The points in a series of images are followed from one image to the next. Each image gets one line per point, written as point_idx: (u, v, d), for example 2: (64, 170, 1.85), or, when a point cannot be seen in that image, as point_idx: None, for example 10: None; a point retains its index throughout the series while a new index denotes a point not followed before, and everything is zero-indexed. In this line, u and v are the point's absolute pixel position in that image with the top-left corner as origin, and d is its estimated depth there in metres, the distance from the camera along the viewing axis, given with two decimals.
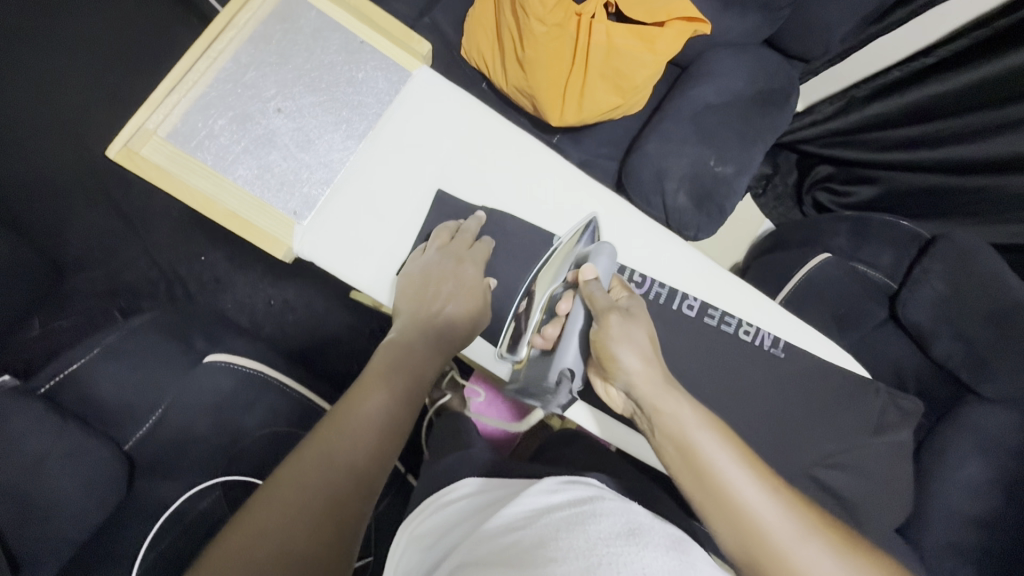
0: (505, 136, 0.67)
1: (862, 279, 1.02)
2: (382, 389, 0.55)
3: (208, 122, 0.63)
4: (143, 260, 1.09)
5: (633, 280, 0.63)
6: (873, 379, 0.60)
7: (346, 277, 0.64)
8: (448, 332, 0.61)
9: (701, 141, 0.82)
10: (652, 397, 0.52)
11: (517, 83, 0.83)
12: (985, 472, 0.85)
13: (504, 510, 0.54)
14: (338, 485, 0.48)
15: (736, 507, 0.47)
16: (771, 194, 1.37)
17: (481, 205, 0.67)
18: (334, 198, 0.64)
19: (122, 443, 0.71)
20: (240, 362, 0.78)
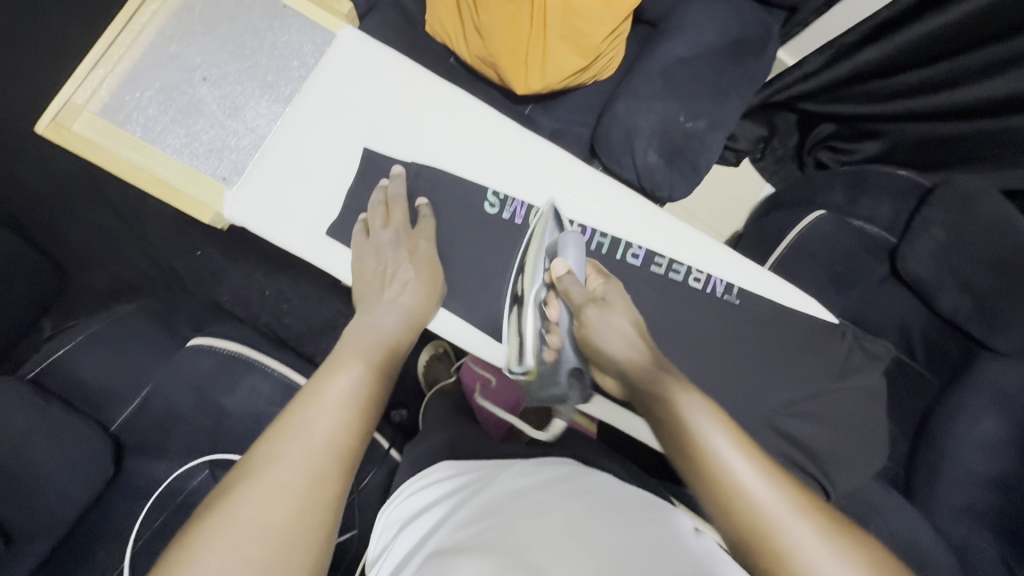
0: (438, 94, 0.67)
1: (860, 235, 0.97)
2: (355, 360, 0.56)
3: (136, 94, 0.67)
4: (140, 258, 1.12)
5: (573, 231, 0.64)
6: (839, 322, 0.65)
7: (274, 240, 0.64)
8: (408, 307, 0.60)
9: (669, 96, 0.79)
10: (650, 379, 0.53)
11: (478, 53, 0.82)
12: (1000, 430, 0.79)
13: (479, 499, 0.51)
14: (317, 459, 0.49)
15: (731, 489, 0.44)
16: (770, 158, 1.32)
17: (412, 162, 0.66)
18: (262, 163, 0.64)
19: (108, 425, 0.75)
20: (222, 345, 0.80)
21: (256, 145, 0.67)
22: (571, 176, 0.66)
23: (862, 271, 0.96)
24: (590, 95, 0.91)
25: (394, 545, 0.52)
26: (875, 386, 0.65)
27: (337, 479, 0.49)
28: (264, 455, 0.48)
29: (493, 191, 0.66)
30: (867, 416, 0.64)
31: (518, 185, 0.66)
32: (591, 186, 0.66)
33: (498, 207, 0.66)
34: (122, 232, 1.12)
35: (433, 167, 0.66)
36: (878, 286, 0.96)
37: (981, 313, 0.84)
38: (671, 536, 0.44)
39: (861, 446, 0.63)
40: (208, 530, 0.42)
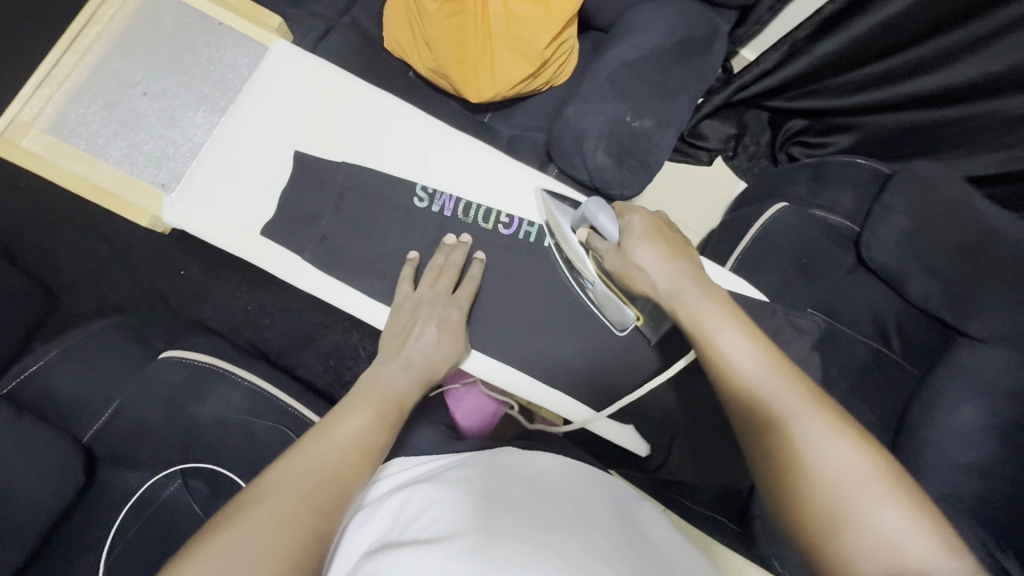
0: (373, 101, 0.70)
1: (822, 224, 0.96)
2: (368, 408, 0.57)
3: (80, 111, 0.72)
4: (126, 279, 1.15)
5: (501, 222, 0.69)
6: (768, 300, 0.67)
7: (213, 241, 0.66)
8: (425, 364, 0.62)
9: (615, 97, 0.81)
10: (671, 294, 0.54)
11: (431, 65, 0.86)
12: (981, 415, 0.75)
13: (421, 486, 0.51)
14: (315, 492, 0.48)
15: (768, 424, 0.46)
16: (743, 156, 1.30)
17: (342, 161, 0.69)
18: (199, 169, 0.67)
19: (81, 436, 0.78)
20: (193, 356, 0.83)
21: (192, 153, 0.70)
22: (500, 170, 0.70)
23: (831, 262, 0.95)
24: (546, 100, 0.93)
25: (353, 538, 0.52)
26: (804, 359, 0.66)
27: (336, 511, 0.48)
28: (260, 492, 0.47)
29: (421, 186, 0.69)
30: None
31: (447, 181, 0.70)
32: (521, 180, 0.70)
33: (427, 200, 0.69)
34: (109, 255, 1.15)
35: (365, 168, 0.69)
36: (846, 275, 0.96)
37: (949, 297, 0.84)
38: (611, 518, 0.47)
39: None
40: (204, 562, 0.41)
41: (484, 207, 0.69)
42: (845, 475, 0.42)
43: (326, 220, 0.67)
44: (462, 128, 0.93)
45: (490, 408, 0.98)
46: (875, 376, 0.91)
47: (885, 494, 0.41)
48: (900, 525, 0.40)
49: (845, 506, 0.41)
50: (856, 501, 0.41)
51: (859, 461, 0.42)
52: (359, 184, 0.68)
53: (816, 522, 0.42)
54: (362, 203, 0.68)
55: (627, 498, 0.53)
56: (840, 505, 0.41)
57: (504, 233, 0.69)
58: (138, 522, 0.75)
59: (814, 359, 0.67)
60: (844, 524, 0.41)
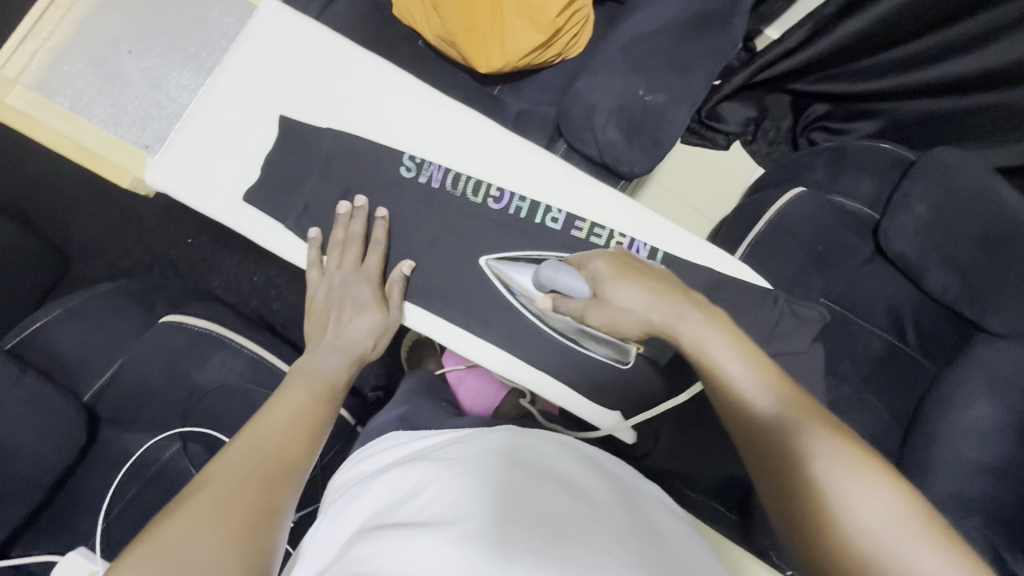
0: (369, 64, 0.68)
1: (842, 211, 0.93)
2: (299, 391, 0.59)
3: (65, 68, 0.72)
4: (137, 246, 1.16)
5: (491, 196, 0.67)
6: (770, 288, 0.65)
7: (196, 206, 0.65)
8: (354, 346, 0.63)
9: (627, 70, 0.78)
10: (667, 323, 0.53)
11: (439, 32, 0.83)
12: (997, 414, 0.72)
13: (416, 462, 0.49)
14: (256, 476, 0.48)
15: (784, 457, 0.44)
16: (763, 141, 1.25)
17: (328, 127, 0.67)
18: (183, 131, 0.65)
19: (82, 396, 0.79)
20: (193, 322, 0.84)
21: (177, 113, 0.69)
22: (490, 141, 0.67)
23: (848, 251, 0.91)
24: (558, 73, 0.90)
25: (339, 515, 0.49)
26: (806, 346, 0.64)
27: (285, 487, 0.49)
28: (212, 478, 0.47)
29: (408, 156, 0.67)
30: (809, 381, 0.64)
31: (437, 153, 0.68)
32: (519, 150, 0.67)
33: (414, 171, 0.67)
34: (120, 222, 1.16)
35: (357, 136, 0.67)
36: (863, 266, 0.92)
37: (969, 293, 0.80)
38: (603, 503, 0.43)
39: None
40: (141, 556, 0.40)
41: (473, 179, 0.67)
42: (865, 501, 0.40)
43: (311, 186, 0.67)
44: (470, 101, 0.91)
45: (492, 391, 0.97)
46: (889, 372, 0.88)
47: (916, 535, 0.39)
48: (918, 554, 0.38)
49: (862, 532, 0.40)
50: (884, 539, 0.39)
51: (877, 488, 0.40)
52: (358, 152, 0.67)
53: (832, 545, 0.40)
54: (354, 169, 0.67)
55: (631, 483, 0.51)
56: (868, 548, 0.39)
57: (495, 208, 0.67)
58: (137, 484, 0.77)
59: (819, 346, 0.65)
60: (863, 552, 0.39)
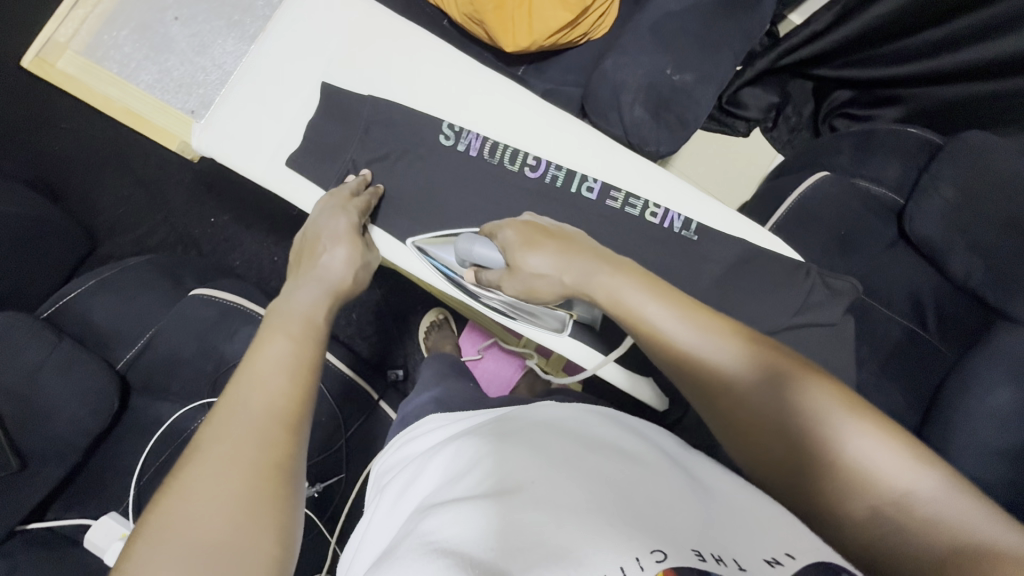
0: (402, 34, 0.69)
1: (865, 195, 0.92)
2: (278, 335, 0.50)
3: (113, 34, 0.76)
4: (161, 225, 1.18)
5: (528, 164, 0.67)
6: (803, 260, 0.65)
7: (240, 169, 0.66)
8: (332, 277, 0.59)
9: (656, 49, 0.77)
10: (581, 283, 0.53)
11: (466, 11, 0.84)
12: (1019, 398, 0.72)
13: (466, 437, 0.48)
14: (259, 438, 0.42)
15: (751, 407, 0.44)
16: (783, 128, 1.22)
17: (368, 94, 0.68)
18: (229, 97, 0.67)
19: (115, 364, 0.81)
20: (219, 295, 0.85)
21: (221, 80, 0.73)
22: (526, 112, 0.68)
23: (870, 235, 0.91)
24: (582, 54, 0.89)
25: (382, 499, 0.50)
26: (833, 324, 0.64)
27: (287, 443, 0.43)
28: (207, 442, 0.42)
29: (448, 124, 0.68)
30: (835, 358, 0.64)
31: (475, 122, 0.68)
32: (552, 121, 0.68)
33: (453, 139, 0.68)
34: (145, 200, 1.18)
35: (394, 104, 0.68)
36: (886, 252, 0.93)
37: (994, 278, 0.79)
38: (650, 473, 0.41)
39: None
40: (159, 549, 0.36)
41: (511, 148, 0.67)
42: (823, 422, 0.40)
43: (352, 152, 0.68)
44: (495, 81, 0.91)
45: (508, 373, 1.01)
46: (910, 357, 0.88)
47: (903, 460, 0.37)
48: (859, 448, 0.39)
49: (818, 440, 0.40)
50: (870, 471, 0.38)
51: (814, 397, 0.42)
52: (394, 129, 0.68)
53: (829, 487, 0.39)
54: (388, 139, 0.68)
55: (681, 452, 0.47)
56: (859, 481, 0.38)
57: (531, 176, 0.67)
58: (167, 450, 0.78)
59: (847, 322, 0.65)
60: (819, 460, 0.40)
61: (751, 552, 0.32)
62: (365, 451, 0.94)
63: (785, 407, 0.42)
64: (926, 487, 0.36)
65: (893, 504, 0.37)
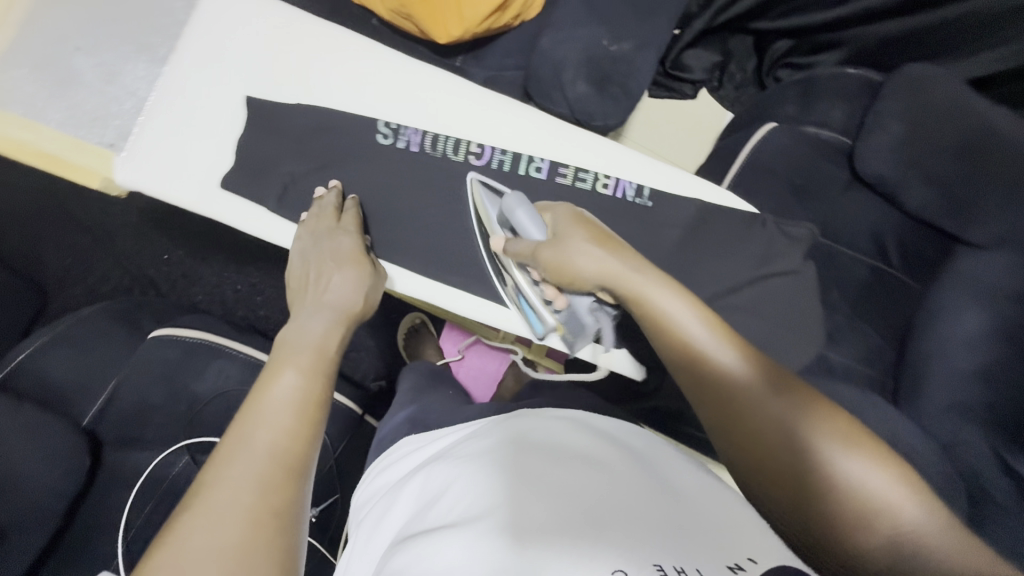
0: (324, 37, 0.66)
1: (816, 141, 0.93)
2: (287, 368, 0.51)
3: (9, 73, 0.71)
4: (112, 270, 1.13)
5: (472, 152, 0.66)
6: (758, 212, 0.66)
7: (171, 198, 0.63)
8: (344, 302, 0.57)
9: (591, 21, 0.76)
10: (624, 285, 0.51)
11: (394, 6, 0.82)
12: (984, 320, 0.75)
13: (436, 462, 0.47)
14: (259, 478, 0.43)
15: (765, 427, 0.43)
16: (728, 86, 1.24)
17: (296, 102, 0.66)
18: (147, 125, 0.63)
19: (81, 421, 0.77)
20: (182, 332, 0.83)
21: (138, 107, 0.72)
22: (463, 101, 0.67)
23: (826, 180, 0.92)
24: (518, 36, 0.88)
25: (360, 533, 0.48)
26: (797, 272, 0.65)
27: (291, 487, 0.43)
28: (208, 484, 0.42)
29: (384, 122, 0.66)
30: (803, 305, 0.65)
31: (412, 117, 0.66)
32: (492, 106, 0.67)
33: (391, 137, 0.66)
34: (91, 247, 1.13)
35: (327, 110, 0.66)
36: (844, 193, 0.92)
37: (950, 206, 0.81)
38: (634, 472, 0.42)
39: (798, 338, 0.65)
40: None
41: (453, 138, 0.66)
42: (830, 450, 0.41)
43: (288, 165, 0.65)
44: None
45: (493, 367, 1.00)
46: (876, 293, 0.90)
47: (905, 492, 0.38)
48: (865, 478, 0.39)
49: (822, 463, 0.41)
50: (875, 503, 0.38)
51: (819, 424, 0.42)
52: (335, 139, 0.66)
53: (833, 509, 0.39)
54: (328, 147, 0.66)
55: (651, 446, 0.48)
56: (865, 508, 0.38)
57: (477, 164, 0.66)
58: (151, 500, 0.75)
59: (809, 267, 0.66)
60: (825, 486, 0.40)
61: (715, 558, 0.34)
62: (359, 468, 0.92)
63: (793, 428, 0.43)
64: (923, 519, 0.37)
65: (896, 536, 0.37)
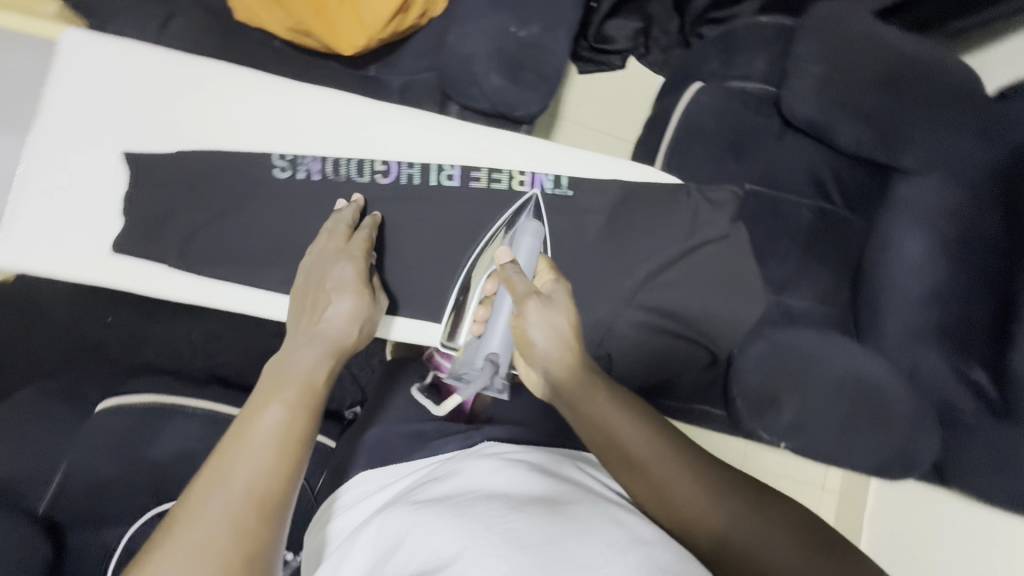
0: (206, 77, 0.64)
1: (743, 95, 0.93)
2: (273, 402, 0.46)
3: None
4: (49, 345, 1.06)
5: (378, 170, 0.65)
6: (680, 182, 0.67)
7: (62, 272, 0.61)
8: (335, 335, 0.52)
9: (493, 10, 0.75)
10: (569, 387, 0.52)
11: (289, 24, 0.78)
12: (926, 243, 0.78)
13: (397, 506, 0.45)
14: (223, 532, 0.39)
15: (705, 523, 0.46)
16: (656, 51, 1.22)
17: (178, 149, 0.64)
18: (23, 201, 0.61)
19: (35, 509, 0.71)
20: (131, 401, 0.81)
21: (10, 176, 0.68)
22: (364, 120, 0.66)
23: (759, 131, 0.92)
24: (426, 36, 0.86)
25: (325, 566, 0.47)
26: (727, 234, 0.67)
27: (260, 536, 0.40)
28: (180, 524, 0.39)
29: (279, 154, 0.64)
30: (739, 264, 0.68)
31: (307, 145, 0.65)
32: (399, 120, 0.66)
33: (290, 168, 0.64)
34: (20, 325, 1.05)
35: (216, 151, 0.64)
36: (776, 141, 0.92)
37: (879, 137, 0.81)
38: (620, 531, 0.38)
39: (739, 295, 0.68)
40: None
41: (355, 159, 0.65)
42: (762, 537, 0.45)
43: (183, 217, 0.63)
44: (347, 87, 0.85)
45: None
46: (825, 234, 0.91)
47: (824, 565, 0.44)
48: (697, 490, 0.47)
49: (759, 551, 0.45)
50: None
51: (748, 513, 0.46)
52: (245, 178, 0.64)
53: None
54: (232, 189, 0.63)
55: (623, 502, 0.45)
56: None
57: (386, 182, 0.65)
58: None
59: (739, 228, 0.68)
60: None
61: None
62: None
63: (730, 521, 0.46)
64: None
65: None
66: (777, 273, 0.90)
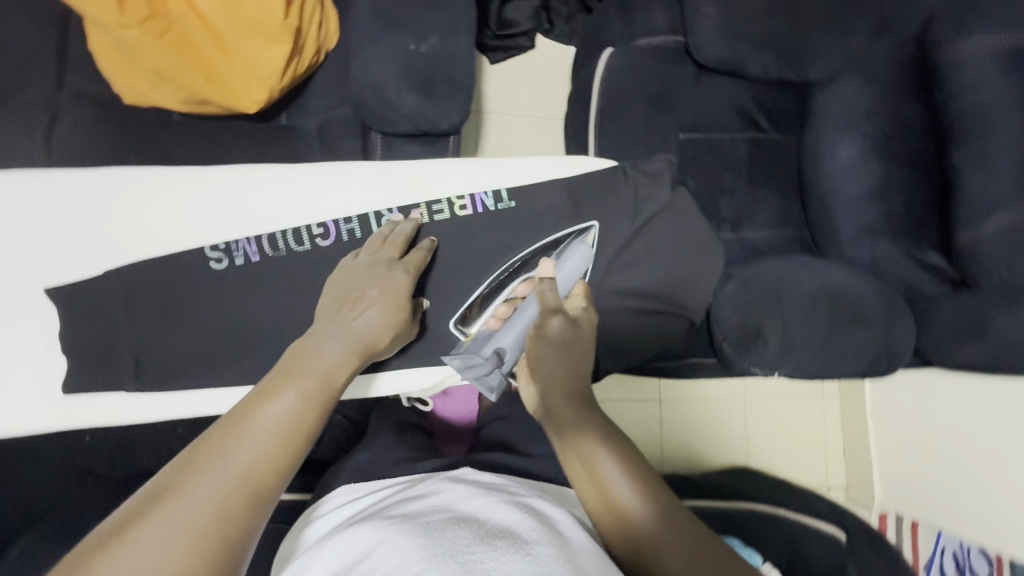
0: (112, 188, 0.63)
1: (654, 49, 0.93)
2: (289, 388, 0.46)
3: None
4: None
5: (316, 234, 0.65)
6: (615, 163, 0.69)
7: (22, 427, 0.60)
8: (365, 335, 0.53)
9: (388, 32, 0.73)
10: (559, 395, 0.51)
11: (183, 96, 0.74)
12: (857, 144, 0.80)
13: (368, 521, 0.45)
14: (203, 511, 0.36)
15: (642, 540, 0.42)
16: (560, 23, 1.21)
17: (102, 269, 0.62)
18: None
19: None
20: None
21: None
22: (290, 188, 0.65)
23: (678, 80, 0.93)
24: (329, 71, 0.84)
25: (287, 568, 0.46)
26: (669, 202, 0.70)
27: (240, 522, 0.37)
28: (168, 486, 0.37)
29: (210, 247, 0.63)
30: (687, 225, 0.70)
31: (237, 230, 0.64)
32: (326, 179, 0.66)
33: (224, 258, 0.63)
34: None
35: (144, 260, 0.62)
36: (697, 86, 0.93)
37: (787, 59, 0.81)
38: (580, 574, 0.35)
39: (697, 254, 0.70)
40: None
41: (290, 230, 0.65)
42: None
43: (127, 338, 0.61)
44: (261, 142, 0.82)
45: None
46: (763, 163, 0.93)
47: None
48: (646, 512, 0.43)
49: None
50: None
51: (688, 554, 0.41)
52: (183, 275, 0.63)
53: None
54: (178, 292, 0.62)
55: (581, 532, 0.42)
56: None
57: (326, 245, 0.65)
58: None
59: (680, 193, 0.70)
60: None
61: None
62: None
63: (668, 548, 0.41)
64: None
65: None
66: (729, 211, 0.93)
